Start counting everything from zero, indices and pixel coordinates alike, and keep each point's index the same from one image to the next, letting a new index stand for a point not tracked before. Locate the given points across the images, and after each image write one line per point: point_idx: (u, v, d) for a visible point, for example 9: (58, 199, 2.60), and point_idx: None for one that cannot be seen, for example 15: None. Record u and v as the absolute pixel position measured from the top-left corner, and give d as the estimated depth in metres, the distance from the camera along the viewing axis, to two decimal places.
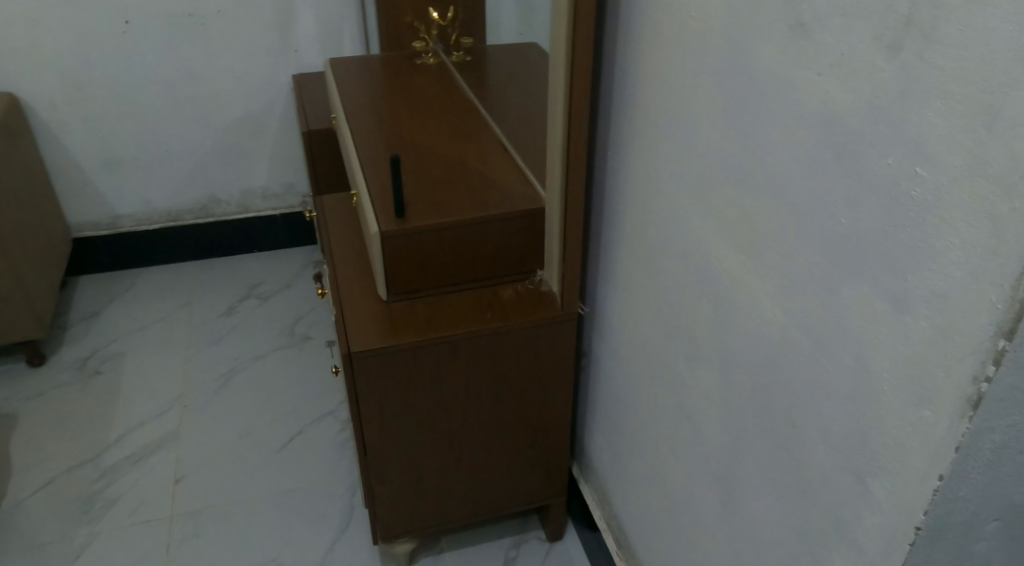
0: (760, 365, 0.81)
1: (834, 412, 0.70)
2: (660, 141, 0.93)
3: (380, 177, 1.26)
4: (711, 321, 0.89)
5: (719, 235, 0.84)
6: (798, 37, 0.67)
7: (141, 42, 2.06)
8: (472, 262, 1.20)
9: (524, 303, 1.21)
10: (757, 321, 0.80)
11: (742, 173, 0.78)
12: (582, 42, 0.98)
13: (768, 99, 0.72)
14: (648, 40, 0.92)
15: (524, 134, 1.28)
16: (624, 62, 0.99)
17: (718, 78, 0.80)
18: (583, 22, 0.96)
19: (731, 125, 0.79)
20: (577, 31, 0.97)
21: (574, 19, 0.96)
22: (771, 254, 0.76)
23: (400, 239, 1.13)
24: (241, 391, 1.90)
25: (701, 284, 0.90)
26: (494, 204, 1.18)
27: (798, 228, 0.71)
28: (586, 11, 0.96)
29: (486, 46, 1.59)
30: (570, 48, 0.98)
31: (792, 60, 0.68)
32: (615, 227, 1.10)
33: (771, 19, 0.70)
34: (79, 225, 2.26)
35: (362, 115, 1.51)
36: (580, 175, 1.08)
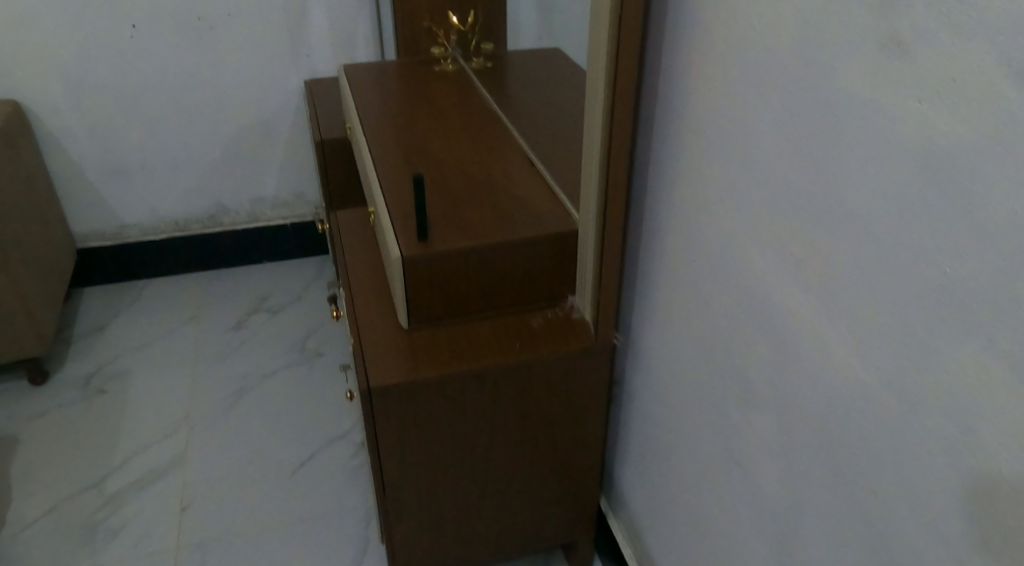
0: (840, 411, 0.73)
1: (938, 470, 0.64)
2: (714, 163, 0.86)
3: (399, 194, 1.18)
4: (771, 361, 0.82)
5: (784, 271, 0.77)
6: (892, 55, 0.61)
7: (148, 46, 1.98)
8: (498, 287, 1.12)
9: (555, 332, 1.13)
10: (828, 370, 0.74)
11: (818, 201, 0.71)
12: (626, 54, 0.90)
13: (849, 127, 0.66)
14: (700, 52, 0.84)
15: (553, 148, 1.20)
16: (672, 75, 0.91)
17: (784, 100, 0.73)
18: (628, 29, 0.88)
19: (803, 147, 0.72)
20: (621, 42, 0.89)
21: (617, 26, 0.88)
22: (857, 294, 0.69)
23: (422, 264, 1.06)
24: (251, 411, 1.83)
25: (762, 324, 0.82)
26: (523, 225, 1.10)
27: (893, 263, 0.64)
28: (631, 18, 0.87)
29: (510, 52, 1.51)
30: (612, 60, 0.90)
31: (883, 81, 0.62)
32: (658, 252, 1.02)
33: (856, 34, 0.64)
34: (84, 235, 2.19)
35: (379, 125, 1.43)
36: (619, 196, 1.00)
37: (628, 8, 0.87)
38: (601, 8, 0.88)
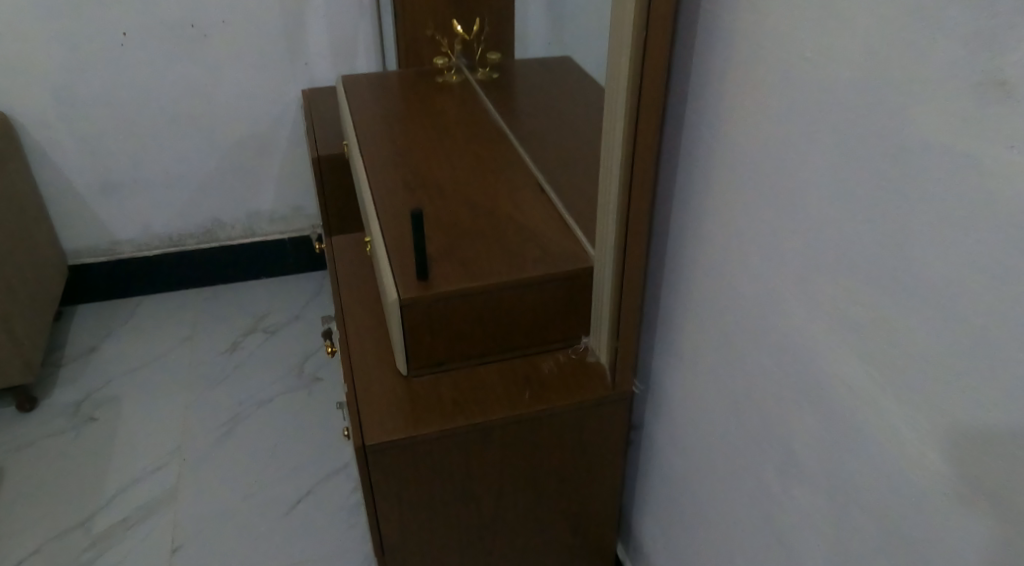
0: (931, 502, 0.66)
1: None
2: (766, 206, 0.78)
3: (397, 225, 1.08)
4: (837, 429, 0.75)
5: (859, 339, 0.70)
6: (998, 99, 0.55)
7: (139, 56, 1.89)
8: (506, 330, 1.02)
9: (569, 378, 1.03)
10: (888, 446, 0.69)
11: (898, 258, 0.64)
12: (651, 78, 0.80)
13: (934, 187, 0.60)
14: (753, 87, 0.77)
15: (565, 174, 1.11)
16: (716, 104, 0.82)
17: (849, 150, 0.67)
18: (654, 51, 0.78)
19: (872, 195, 0.65)
20: (646, 66, 0.79)
21: (641, 48, 0.78)
22: (943, 372, 0.62)
23: (422, 307, 0.96)
24: (247, 440, 1.74)
25: (830, 391, 0.75)
26: (533, 262, 1.00)
27: (997, 341, 0.58)
28: (656, 37, 0.77)
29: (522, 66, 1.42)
30: (635, 85, 0.80)
31: (985, 128, 0.56)
32: (690, 294, 0.93)
33: (948, 74, 0.58)
34: (74, 251, 2.10)
35: (377, 144, 1.34)
36: (640, 234, 0.91)
37: (653, 28, 0.77)
38: (622, 26, 0.78)
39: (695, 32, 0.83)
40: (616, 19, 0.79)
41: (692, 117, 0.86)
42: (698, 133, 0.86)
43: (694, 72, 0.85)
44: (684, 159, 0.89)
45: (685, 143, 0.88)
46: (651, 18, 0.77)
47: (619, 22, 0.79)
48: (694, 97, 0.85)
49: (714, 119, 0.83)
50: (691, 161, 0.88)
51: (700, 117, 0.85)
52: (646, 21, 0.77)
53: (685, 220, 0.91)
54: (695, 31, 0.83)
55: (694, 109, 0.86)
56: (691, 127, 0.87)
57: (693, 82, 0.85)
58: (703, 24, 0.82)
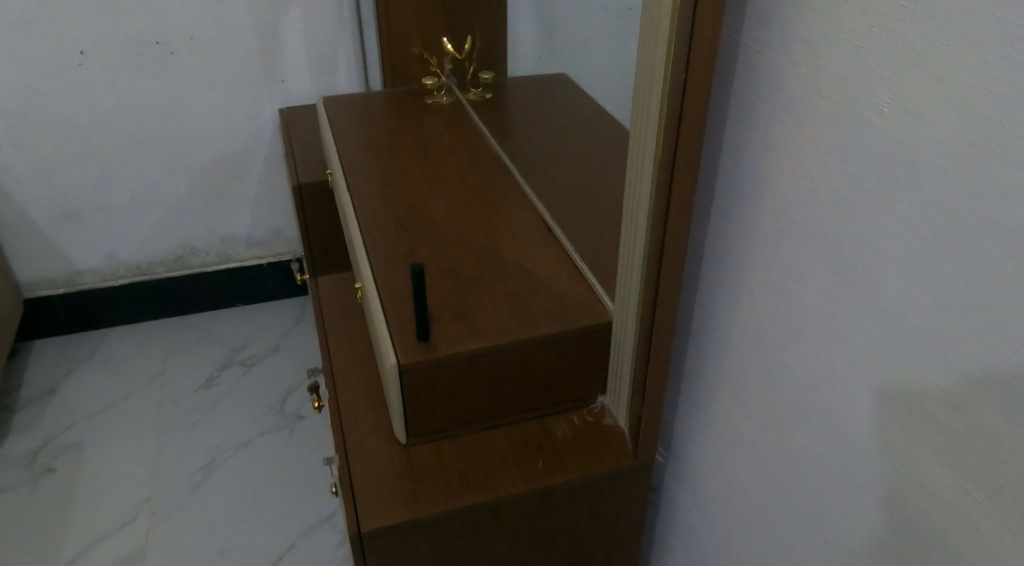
0: None
1: None
2: (823, 275, 0.68)
3: (390, 274, 0.98)
4: (907, 528, 0.66)
5: (945, 440, 0.60)
6: None
7: (100, 76, 1.76)
8: (518, 391, 0.92)
9: (587, 444, 0.93)
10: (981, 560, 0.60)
11: (997, 353, 0.55)
12: (690, 129, 0.70)
13: None
14: (807, 139, 0.67)
15: (578, 214, 1.01)
16: (762, 153, 0.73)
17: (936, 220, 0.58)
18: (693, 99, 0.69)
19: (965, 278, 0.56)
20: (684, 115, 0.69)
21: (679, 96, 0.68)
22: None
23: (424, 372, 0.86)
24: (223, 489, 1.62)
25: (899, 487, 0.65)
26: (545, 318, 0.90)
27: None
28: (697, 81, 0.68)
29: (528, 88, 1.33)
30: (670, 135, 0.70)
31: None
32: (729, 358, 0.83)
33: None
34: (32, 283, 1.96)
35: (365, 174, 1.23)
36: (671, 297, 0.80)
37: (694, 73, 0.67)
38: (653, 70, 0.69)
39: (736, 71, 0.74)
40: (647, 60, 0.70)
41: (732, 164, 0.77)
42: (739, 183, 0.76)
43: (734, 115, 0.75)
44: (721, 208, 0.79)
45: (723, 192, 0.79)
46: (692, 62, 0.67)
47: (648, 65, 0.69)
48: (733, 143, 0.76)
49: (758, 168, 0.74)
50: (729, 213, 0.78)
51: (741, 164, 0.76)
52: (685, 64, 0.67)
53: (721, 276, 0.82)
54: (735, 71, 0.74)
55: (734, 156, 0.76)
56: (729, 175, 0.77)
57: (733, 127, 0.76)
58: (747, 63, 0.72)
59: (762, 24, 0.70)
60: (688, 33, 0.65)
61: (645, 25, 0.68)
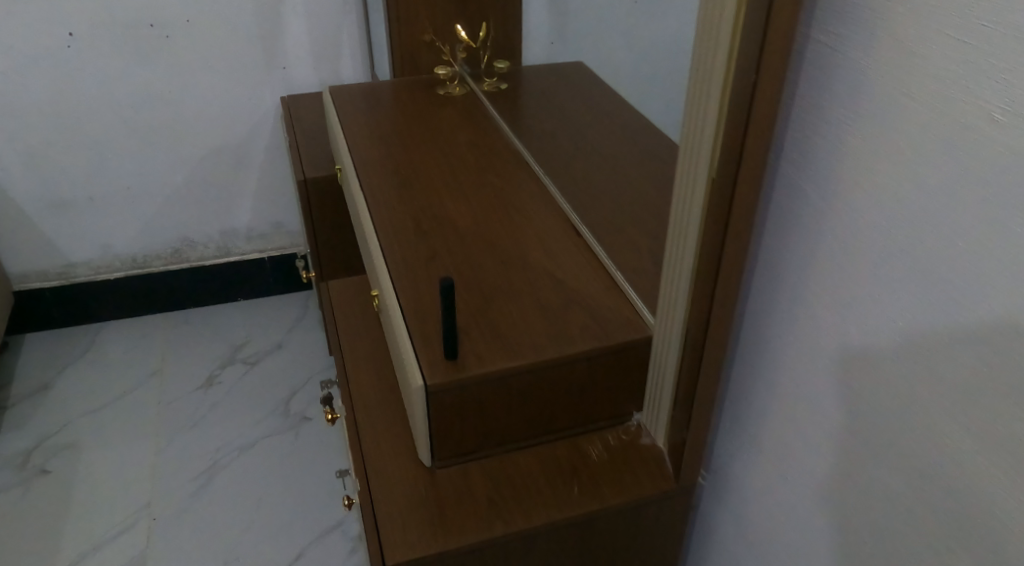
0: None
1: None
2: (902, 301, 0.62)
3: (411, 283, 0.91)
4: None
5: None
6: None
7: (90, 60, 1.68)
8: (550, 411, 0.86)
9: (624, 466, 0.87)
10: None
11: None
12: (756, 136, 0.64)
13: None
14: (886, 151, 0.61)
15: (620, 220, 0.96)
16: (833, 164, 0.66)
17: None
18: (762, 103, 0.62)
19: None
20: (751, 121, 0.63)
21: (746, 100, 0.62)
22: None
23: (453, 392, 0.80)
24: (226, 494, 1.56)
25: (978, 534, 0.60)
26: (581, 333, 0.84)
27: None
28: (766, 84, 0.61)
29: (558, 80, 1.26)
30: (735, 141, 0.64)
31: None
32: (784, 382, 0.77)
33: None
34: (23, 276, 1.89)
35: (377, 170, 1.16)
36: (725, 316, 0.74)
37: (765, 75, 0.61)
38: (715, 72, 0.62)
39: (799, 71, 0.67)
40: (709, 59, 0.63)
41: (793, 172, 0.70)
42: (802, 194, 0.70)
43: (796, 120, 0.69)
44: (780, 220, 0.73)
45: (781, 201, 0.72)
46: (763, 62, 0.60)
47: (708, 65, 0.63)
48: (794, 148, 0.70)
49: (825, 178, 0.67)
50: (790, 227, 0.72)
51: (804, 173, 0.69)
52: (755, 66, 0.61)
53: (777, 293, 0.75)
54: (804, 71, 0.67)
55: (795, 164, 0.70)
56: (788, 184, 0.71)
57: (795, 132, 0.69)
58: (814, 63, 0.65)
59: (835, 20, 0.63)
60: (759, 32, 0.59)
61: (709, 21, 0.62)
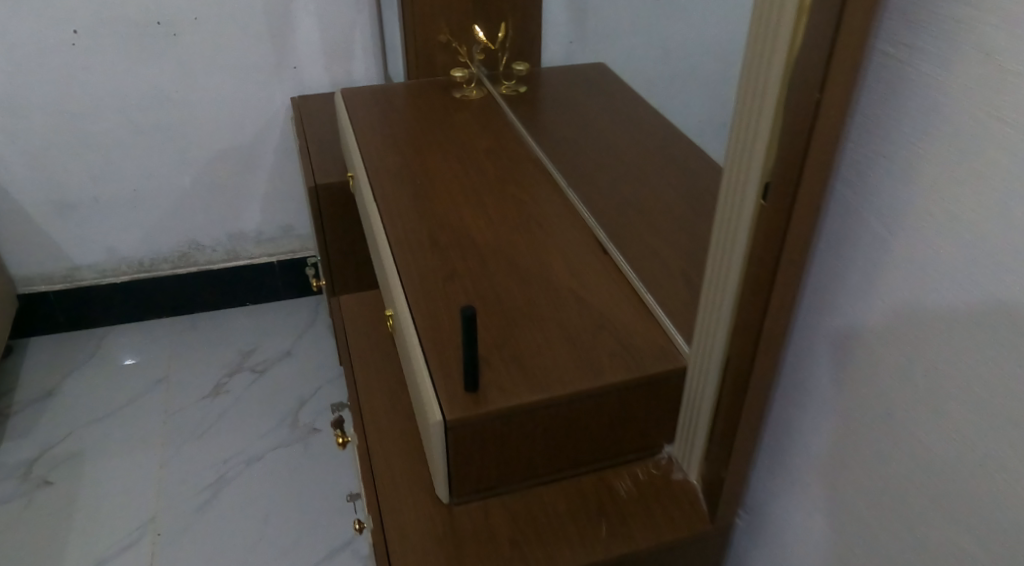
0: None
1: None
2: (976, 351, 0.55)
3: (428, 304, 0.86)
4: None
5: None
6: None
7: (95, 58, 1.63)
8: (576, 445, 0.81)
9: (654, 505, 0.82)
10: None
11: None
12: (816, 160, 0.58)
13: None
14: (966, 183, 0.54)
15: (655, 243, 0.90)
16: (902, 195, 0.59)
17: None
18: (825, 124, 0.56)
19: None
20: (812, 144, 0.57)
21: (808, 121, 0.56)
22: None
23: (474, 428, 0.74)
24: (233, 509, 1.52)
25: None
26: (611, 363, 0.79)
27: None
28: (831, 104, 0.55)
29: (585, 87, 1.20)
30: (794, 165, 0.58)
31: None
32: (831, 428, 0.70)
33: None
34: (28, 278, 1.85)
35: (391, 179, 1.10)
36: (772, 351, 0.68)
37: (831, 93, 0.55)
38: (770, 86, 0.57)
39: (865, 89, 0.60)
40: (763, 74, 0.57)
41: (848, 200, 0.63)
42: (860, 225, 0.62)
43: (859, 143, 0.61)
44: (833, 254, 0.65)
45: (833, 230, 0.65)
46: (829, 79, 0.54)
47: (763, 80, 0.58)
48: (854, 176, 0.62)
49: (891, 210, 0.60)
50: (846, 262, 0.64)
51: (863, 201, 0.62)
52: (820, 84, 0.55)
53: (828, 332, 0.68)
54: (872, 90, 0.59)
55: (853, 190, 0.62)
56: (847, 215, 0.63)
57: (856, 156, 0.62)
58: (884, 79, 0.58)
59: (910, 34, 0.56)
60: (825, 47, 0.53)
61: (766, 30, 0.56)
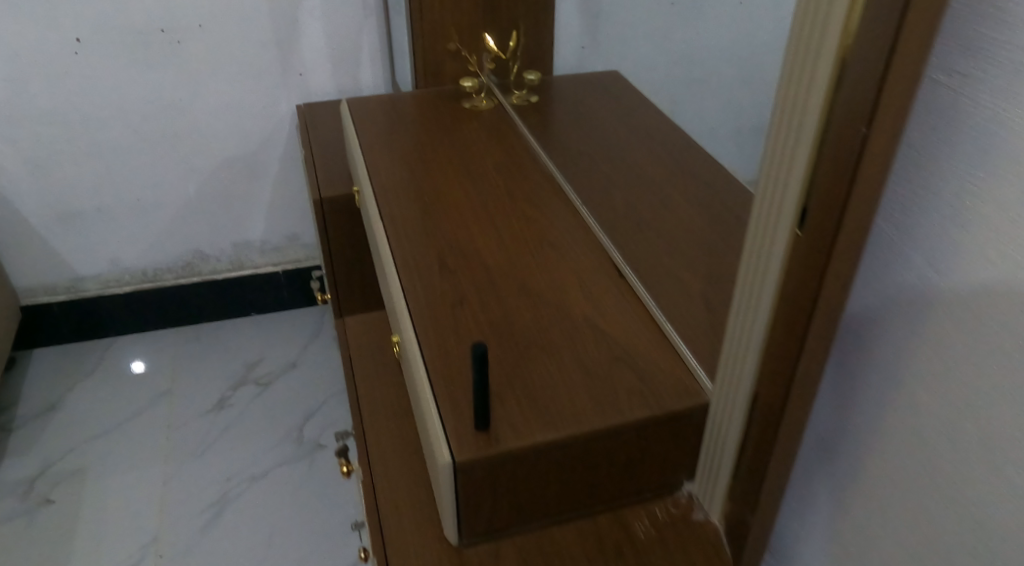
0: None
1: None
2: None
3: (437, 333, 0.81)
4: None
5: None
6: None
7: (99, 67, 1.59)
8: (591, 484, 0.76)
9: (674, 548, 0.77)
10: None
11: None
12: (862, 199, 0.52)
13: None
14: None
15: (676, 268, 0.86)
16: (955, 236, 0.54)
17: None
18: (873, 160, 0.51)
19: None
20: (858, 181, 0.52)
21: (854, 154, 0.51)
22: None
23: (484, 469, 0.70)
24: (236, 529, 1.48)
25: None
26: (629, 398, 0.75)
27: None
28: (881, 140, 0.51)
29: (601, 99, 1.15)
30: (838, 202, 0.53)
31: None
32: (869, 482, 0.65)
33: None
34: (31, 290, 1.82)
35: (398, 195, 1.06)
36: (807, 398, 0.63)
37: (882, 126, 0.50)
38: (810, 111, 0.53)
39: (915, 119, 0.55)
40: (804, 98, 0.53)
41: (894, 237, 0.58)
42: (904, 264, 0.58)
43: (908, 177, 0.56)
44: (876, 295, 0.60)
45: (876, 269, 0.60)
46: (880, 111, 0.49)
47: (803, 104, 0.53)
48: (901, 211, 0.58)
49: (942, 251, 0.55)
50: (890, 305, 0.59)
51: (910, 239, 0.57)
52: (870, 115, 0.50)
53: (868, 379, 0.63)
54: (924, 120, 0.54)
55: (899, 227, 0.58)
56: (892, 254, 0.59)
57: (904, 190, 0.57)
58: (937, 109, 0.53)
59: (967, 62, 0.51)
60: (876, 79, 0.49)
61: (807, 51, 0.52)
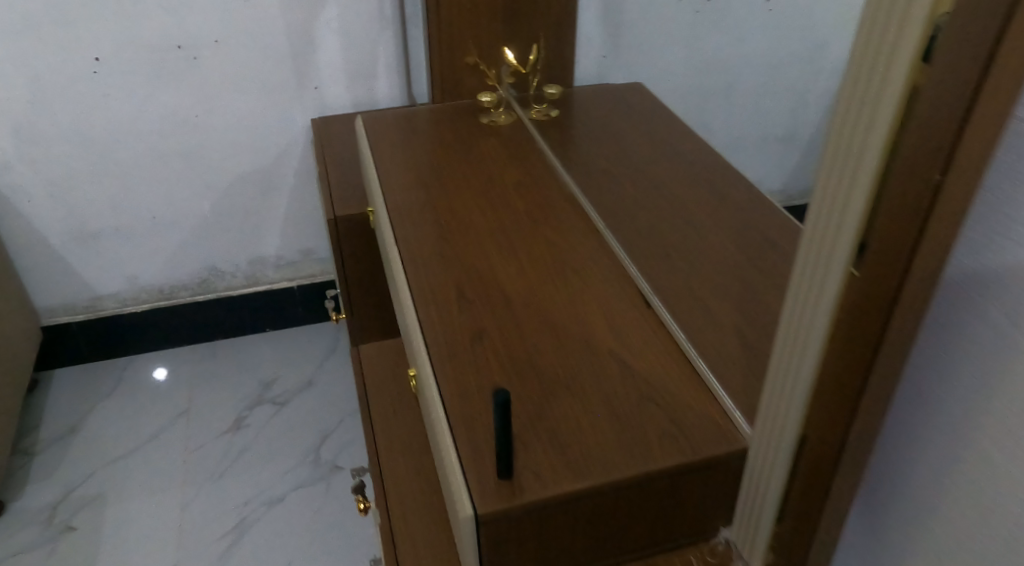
0: None
1: None
2: None
3: (456, 370, 0.77)
4: None
5: None
6: None
7: (116, 85, 1.57)
8: (620, 533, 0.72)
9: None
10: None
11: None
12: (932, 246, 0.48)
13: None
14: None
15: (709, 299, 0.81)
16: None
17: None
18: (947, 206, 0.47)
19: None
20: (928, 227, 0.47)
21: (922, 199, 0.47)
22: None
23: (509, 522, 0.66)
24: (255, 556, 1.44)
25: None
26: (662, 443, 0.70)
27: None
28: (958, 181, 0.46)
29: (626, 115, 1.10)
30: (903, 249, 0.49)
31: None
32: (932, 546, 0.60)
33: None
34: (49, 310, 1.79)
35: (414, 217, 1.02)
36: (862, 450, 0.58)
37: (958, 171, 0.45)
38: (873, 152, 0.48)
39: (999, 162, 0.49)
40: (866, 138, 0.48)
41: (962, 284, 0.53)
42: (976, 315, 0.52)
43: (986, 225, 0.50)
44: (946, 349, 0.55)
45: (945, 320, 0.55)
46: (957, 154, 0.45)
47: (864, 143, 0.48)
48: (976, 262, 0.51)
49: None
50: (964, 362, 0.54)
51: (988, 293, 0.51)
52: (945, 160, 0.45)
53: (936, 439, 0.58)
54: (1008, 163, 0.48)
55: (970, 276, 0.52)
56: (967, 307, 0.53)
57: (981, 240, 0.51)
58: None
59: None
60: (952, 121, 0.44)
61: (869, 86, 0.47)
